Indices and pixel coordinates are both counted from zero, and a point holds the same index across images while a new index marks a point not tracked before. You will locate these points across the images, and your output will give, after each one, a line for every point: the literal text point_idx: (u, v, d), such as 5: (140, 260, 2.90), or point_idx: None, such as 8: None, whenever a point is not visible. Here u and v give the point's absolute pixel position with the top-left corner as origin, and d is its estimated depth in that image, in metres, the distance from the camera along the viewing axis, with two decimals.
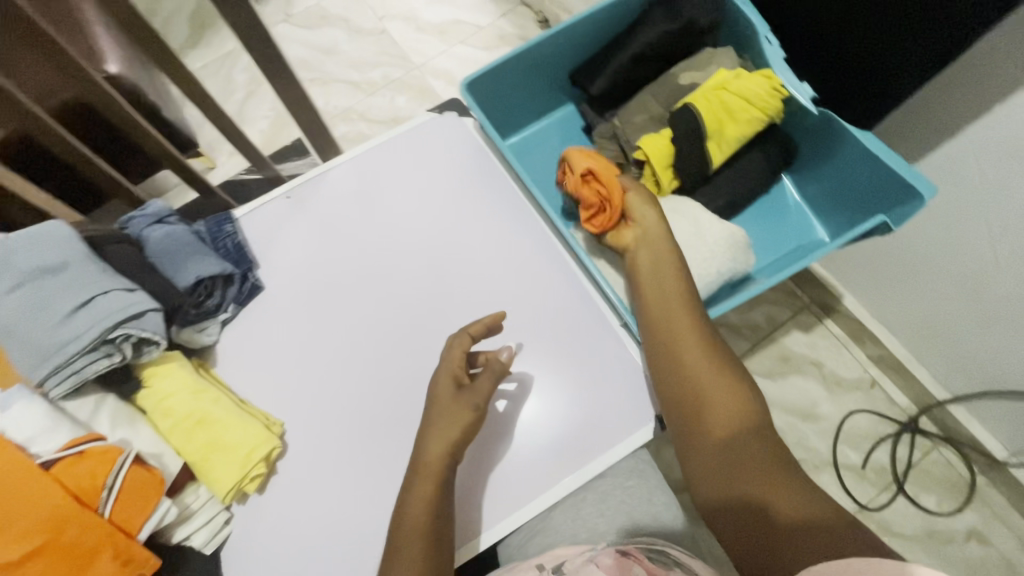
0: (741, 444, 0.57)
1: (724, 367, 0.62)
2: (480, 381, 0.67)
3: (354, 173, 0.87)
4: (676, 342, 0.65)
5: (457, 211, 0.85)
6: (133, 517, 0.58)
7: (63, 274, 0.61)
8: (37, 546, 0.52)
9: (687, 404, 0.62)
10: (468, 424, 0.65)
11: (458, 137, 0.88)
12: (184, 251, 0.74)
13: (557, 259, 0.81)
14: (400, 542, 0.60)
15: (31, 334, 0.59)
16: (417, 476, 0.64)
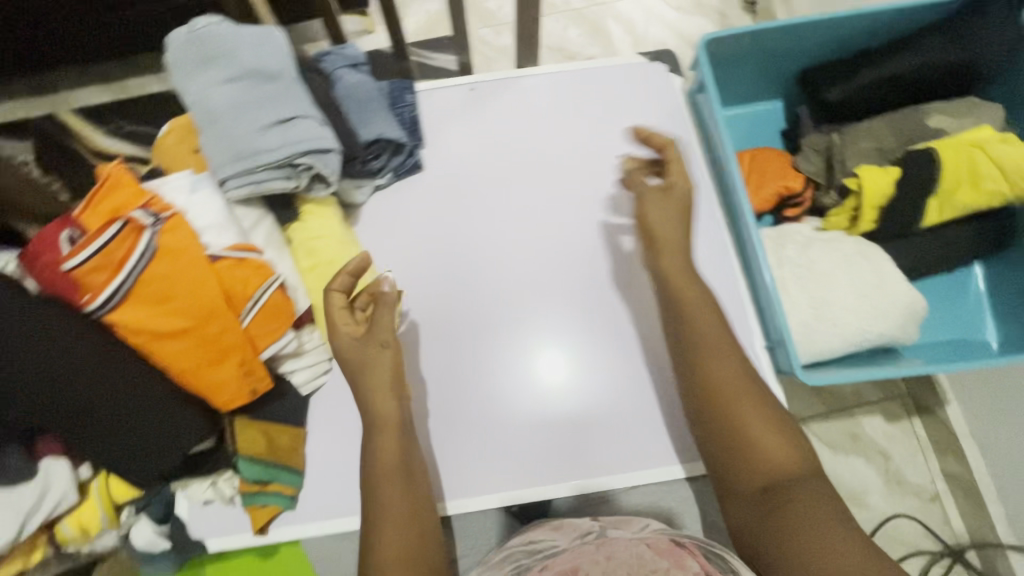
0: (782, 491, 0.52)
1: (772, 417, 0.56)
2: (377, 315, 0.61)
3: (542, 90, 0.83)
4: (710, 379, 0.59)
5: (635, 166, 0.79)
6: (264, 336, 0.59)
7: (275, 84, 0.61)
8: (184, 327, 0.55)
9: (720, 444, 0.57)
10: (389, 367, 0.60)
11: (660, 91, 0.83)
12: (371, 105, 0.72)
13: (721, 251, 0.73)
14: (378, 504, 0.56)
15: (229, 133, 0.59)
16: (377, 428, 0.59)
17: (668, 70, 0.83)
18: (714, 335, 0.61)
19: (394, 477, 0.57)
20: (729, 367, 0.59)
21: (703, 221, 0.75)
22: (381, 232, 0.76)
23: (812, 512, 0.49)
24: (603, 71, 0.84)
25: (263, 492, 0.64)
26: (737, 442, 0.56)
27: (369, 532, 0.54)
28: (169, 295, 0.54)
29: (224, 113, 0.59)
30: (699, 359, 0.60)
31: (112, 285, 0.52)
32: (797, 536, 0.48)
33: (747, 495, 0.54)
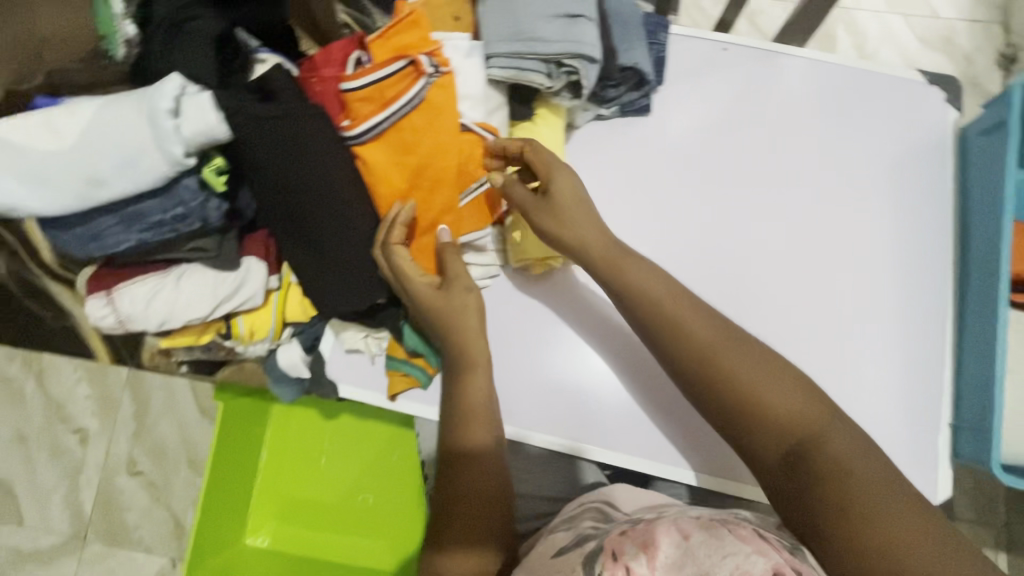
0: (807, 461, 0.45)
1: (750, 353, 0.51)
2: (452, 265, 0.59)
3: (799, 73, 0.76)
4: (718, 366, 0.50)
5: (874, 190, 0.73)
6: (467, 221, 0.60)
7: None
8: (414, 185, 0.57)
9: (733, 418, 0.49)
10: (477, 307, 0.59)
11: (929, 118, 0.74)
12: (634, 29, 0.68)
13: (938, 316, 0.69)
14: (454, 425, 0.57)
15: (519, 11, 0.58)
16: (470, 367, 0.58)
17: (946, 99, 0.74)
18: (678, 307, 0.53)
19: (478, 422, 0.57)
20: (733, 348, 0.51)
21: (924, 275, 0.70)
22: (585, 162, 0.74)
23: (841, 468, 0.43)
24: (873, 77, 0.76)
25: (409, 363, 0.66)
26: (754, 423, 0.48)
27: (444, 461, 0.57)
28: (413, 147, 0.56)
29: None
30: (715, 362, 0.50)
31: (376, 120, 0.55)
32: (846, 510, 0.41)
33: (774, 465, 0.47)
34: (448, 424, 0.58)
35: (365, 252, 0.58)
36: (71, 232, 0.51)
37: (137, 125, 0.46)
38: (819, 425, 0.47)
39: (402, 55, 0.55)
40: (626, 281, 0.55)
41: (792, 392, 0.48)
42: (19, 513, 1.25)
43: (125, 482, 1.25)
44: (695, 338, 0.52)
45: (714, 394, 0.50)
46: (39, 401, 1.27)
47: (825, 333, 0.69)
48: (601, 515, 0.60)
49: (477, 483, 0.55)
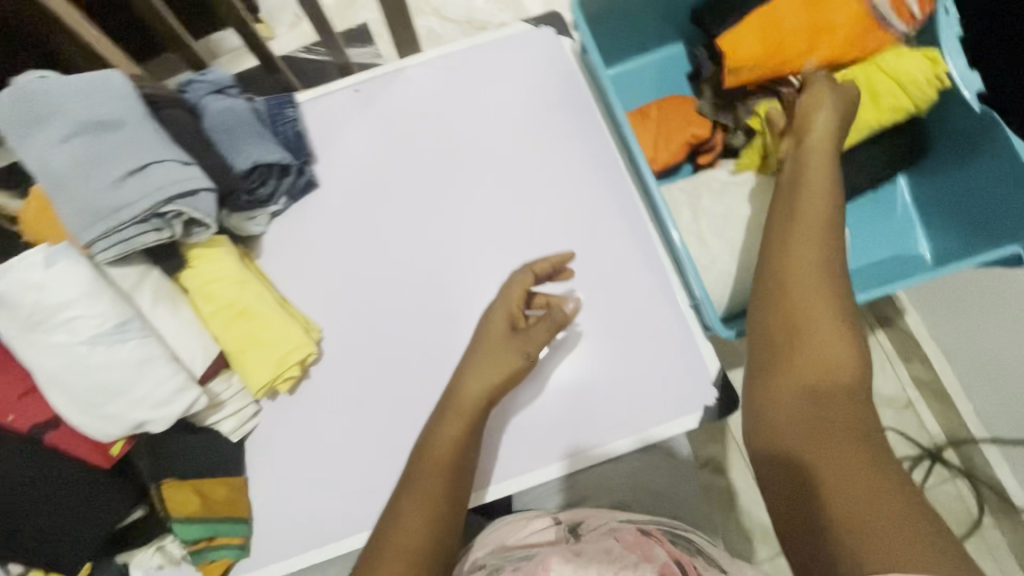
0: (840, 429, 0.43)
1: (817, 259, 0.52)
2: (538, 327, 0.66)
3: (430, 77, 0.79)
4: (807, 316, 0.50)
5: (539, 138, 0.76)
6: (753, 28, 0.69)
7: (119, 133, 0.57)
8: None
9: (779, 349, 0.51)
10: (512, 371, 0.64)
11: (551, 57, 0.79)
12: (244, 129, 0.69)
13: (634, 217, 0.72)
14: (418, 472, 0.60)
15: (83, 191, 0.56)
16: (452, 410, 0.63)
17: (557, 33, 0.79)
18: (808, 255, 0.53)
19: (439, 470, 0.60)
20: (823, 235, 0.54)
21: (614, 185, 0.74)
22: (288, 260, 0.74)
23: (866, 496, 0.38)
24: (489, 46, 0.80)
25: (212, 548, 0.63)
26: (793, 349, 0.50)
27: (411, 482, 0.59)
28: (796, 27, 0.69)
29: (74, 174, 0.55)
30: (794, 248, 0.54)
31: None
32: (832, 481, 0.40)
33: (791, 427, 0.46)
34: (415, 467, 0.61)
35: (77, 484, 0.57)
36: None
37: None
38: (849, 385, 0.47)
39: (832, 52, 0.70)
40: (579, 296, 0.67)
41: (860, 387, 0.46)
42: None
43: None
44: (790, 231, 0.55)
45: (774, 306, 0.52)
46: None
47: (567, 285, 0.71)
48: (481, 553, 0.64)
49: (422, 513, 0.57)
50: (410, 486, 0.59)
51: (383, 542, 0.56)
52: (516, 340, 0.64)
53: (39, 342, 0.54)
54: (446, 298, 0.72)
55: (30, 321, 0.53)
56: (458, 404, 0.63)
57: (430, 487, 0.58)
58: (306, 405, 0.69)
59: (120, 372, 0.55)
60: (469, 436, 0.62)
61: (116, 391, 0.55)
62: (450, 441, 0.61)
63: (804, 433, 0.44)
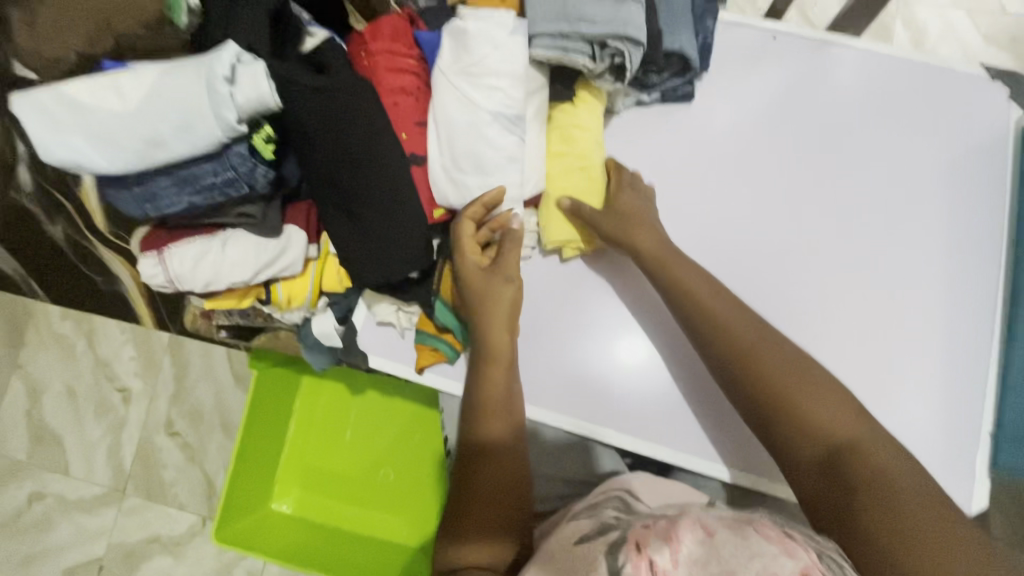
0: (845, 469, 0.48)
1: (759, 327, 0.58)
2: (507, 252, 0.61)
3: (851, 66, 0.74)
4: (751, 352, 0.56)
5: (924, 187, 0.70)
6: None
7: None
8: None
9: (765, 424, 0.54)
10: (511, 299, 0.61)
11: (989, 116, 0.70)
12: (681, 15, 0.68)
13: (981, 323, 0.66)
14: (477, 404, 0.61)
15: None
16: (488, 358, 0.61)
17: (1009, 97, 0.71)
18: (742, 325, 0.58)
19: (499, 378, 0.61)
20: (695, 273, 0.61)
21: (973, 276, 0.67)
22: (623, 150, 0.74)
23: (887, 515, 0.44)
24: (930, 71, 0.72)
25: (439, 336, 0.67)
26: (780, 402, 0.53)
27: (474, 401, 0.61)
28: None
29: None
30: (695, 295, 0.60)
31: None
32: (864, 507, 0.45)
33: (806, 465, 0.51)
34: (473, 408, 0.61)
35: (403, 221, 0.59)
36: (128, 192, 0.54)
37: (197, 90, 0.49)
38: (846, 449, 0.50)
39: None
40: (684, 286, 0.61)
41: (833, 420, 0.51)
42: (65, 464, 1.32)
43: (163, 441, 1.31)
44: (697, 296, 0.60)
45: (741, 387, 0.56)
46: (89, 358, 1.34)
47: (870, 337, 0.67)
48: (604, 502, 0.59)
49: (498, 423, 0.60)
50: (472, 415, 0.61)
51: (463, 499, 0.58)
52: (513, 248, 0.61)
53: (459, 90, 0.57)
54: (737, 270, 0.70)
55: (467, 71, 0.56)
56: (474, 287, 0.61)
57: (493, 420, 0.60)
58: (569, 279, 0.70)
59: (495, 154, 0.58)
60: (511, 388, 0.62)
61: (481, 167, 0.58)
62: (498, 381, 0.61)
63: (847, 487, 0.48)
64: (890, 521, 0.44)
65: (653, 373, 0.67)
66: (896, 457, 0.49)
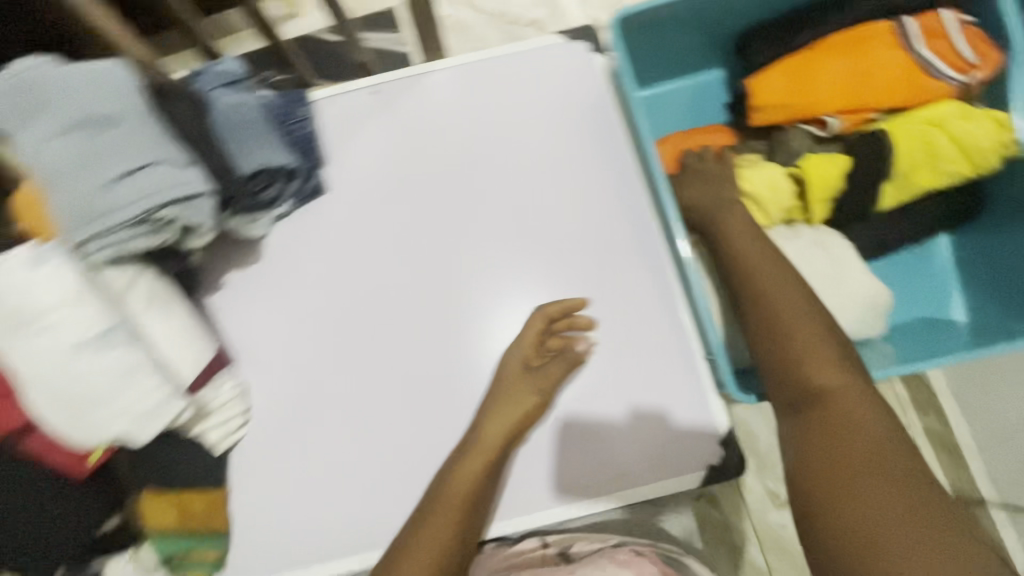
0: (840, 471, 0.49)
1: (829, 356, 0.56)
2: (553, 367, 0.64)
3: (451, 86, 0.75)
4: (802, 359, 0.56)
5: (561, 160, 0.71)
6: (836, 54, 0.65)
7: (115, 130, 0.53)
8: (869, 33, 0.64)
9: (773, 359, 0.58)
10: (528, 410, 0.63)
11: (581, 75, 0.74)
12: (253, 128, 0.65)
13: (655, 260, 0.67)
14: (435, 508, 0.58)
15: (77, 190, 0.52)
16: (470, 451, 0.61)
17: (590, 49, 0.74)
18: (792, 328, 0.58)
19: (456, 507, 0.58)
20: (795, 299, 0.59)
21: (633, 218, 0.68)
22: (286, 266, 0.71)
23: (858, 487, 0.47)
24: (516, 58, 0.75)
25: (186, 561, 0.61)
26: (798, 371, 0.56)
27: (428, 508, 0.59)
28: (873, 74, 0.64)
29: (61, 167, 0.52)
30: (781, 326, 0.58)
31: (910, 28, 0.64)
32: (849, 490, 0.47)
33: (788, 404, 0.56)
34: (433, 501, 0.59)
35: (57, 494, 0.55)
36: None
37: None
38: (861, 460, 0.49)
39: (886, 106, 0.66)
40: (550, 375, 0.64)
41: (864, 466, 0.48)
42: None
43: None
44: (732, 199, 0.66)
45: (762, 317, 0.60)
46: None
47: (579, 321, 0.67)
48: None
49: (436, 546, 0.56)
50: (422, 529, 0.57)
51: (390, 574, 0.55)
52: (490, 481, 0.60)
53: (18, 346, 0.51)
54: (439, 324, 0.69)
55: (14, 323, 0.51)
56: (447, 503, 0.58)
57: (445, 523, 0.57)
58: (298, 418, 0.67)
59: (103, 380, 0.53)
60: (479, 496, 0.60)
61: (100, 400, 0.53)
62: (470, 479, 0.59)
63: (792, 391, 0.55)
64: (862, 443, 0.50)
65: (414, 462, 0.66)
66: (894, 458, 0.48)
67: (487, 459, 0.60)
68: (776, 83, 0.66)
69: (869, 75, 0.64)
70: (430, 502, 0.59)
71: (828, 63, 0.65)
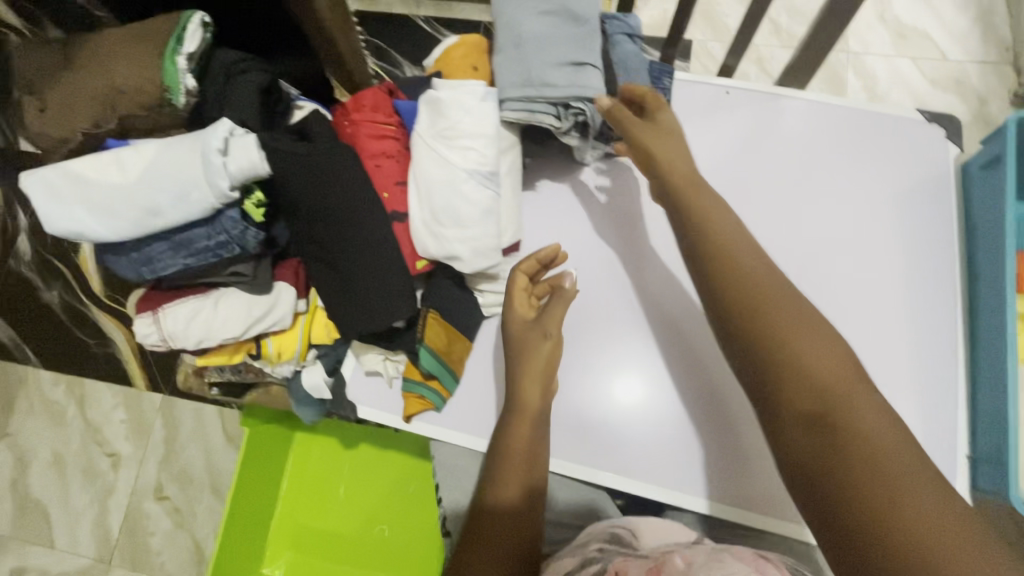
0: (868, 504, 0.39)
1: (842, 359, 0.47)
2: (553, 309, 0.65)
3: (798, 115, 0.80)
4: (853, 409, 0.44)
5: (880, 222, 0.74)
6: None
7: (579, 29, 0.65)
8: None
9: (815, 400, 0.45)
10: (547, 356, 0.63)
11: (928, 157, 0.76)
12: (640, 77, 0.74)
13: (944, 351, 0.69)
14: (502, 464, 0.60)
15: (531, 59, 0.63)
16: (517, 415, 0.62)
17: (946, 137, 0.77)
18: (820, 348, 0.48)
19: (520, 460, 0.60)
20: (754, 264, 0.53)
21: (935, 303, 0.71)
22: None
23: (935, 546, 0.37)
24: (869, 116, 0.79)
25: (424, 384, 0.68)
26: (835, 399, 0.44)
27: (492, 466, 0.61)
28: None
29: (528, 41, 0.64)
30: (785, 368, 0.47)
31: None
32: (911, 534, 0.37)
33: (791, 423, 0.46)
34: (497, 457, 0.61)
35: (388, 275, 0.61)
36: (126, 257, 0.58)
37: (192, 163, 0.53)
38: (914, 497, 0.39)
39: None
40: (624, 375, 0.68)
41: (921, 502, 0.39)
42: (50, 535, 1.30)
43: (150, 507, 1.29)
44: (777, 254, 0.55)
45: (781, 372, 0.47)
46: (77, 425, 1.35)
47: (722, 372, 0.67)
48: (598, 535, 0.64)
49: (512, 511, 0.58)
50: (493, 480, 0.60)
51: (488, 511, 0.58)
52: (539, 434, 0.62)
53: (437, 152, 0.61)
54: None
55: (444, 136, 0.61)
56: (507, 463, 0.60)
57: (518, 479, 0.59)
58: None
59: (474, 211, 0.62)
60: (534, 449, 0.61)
61: (464, 224, 0.62)
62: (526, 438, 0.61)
63: (815, 425, 0.44)
64: (866, 453, 0.41)
65: None
66: (928, 490, 0.39)
67: (530, 420, 0.62)
68: None
69: None
70: (494, 459, 0.61)
71: None
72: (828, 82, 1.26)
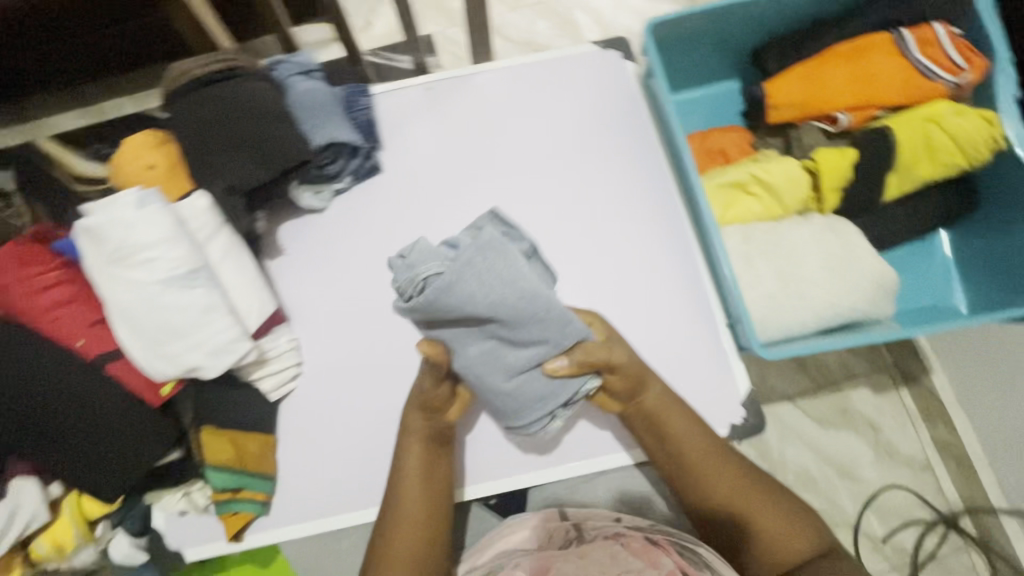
0: (760, 538, 0.60)
1: (686, 421, 0.63)
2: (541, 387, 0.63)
3: (496, 84, 0.83)
4: (669, 437, 0.63)
5: (594, 151, 0.79)
6: (847, 59, 0.74)
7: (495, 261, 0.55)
8: (877, 43, 0.73)
9: (677, 465, 0.63)
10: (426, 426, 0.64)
11: (615, 80, 0.83)
12: (324, 109, 0.73)
13: (683, 239, 0.74)
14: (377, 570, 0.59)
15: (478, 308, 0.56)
16: (398, 524, 0.61)
17: (622, 57, 0.84)
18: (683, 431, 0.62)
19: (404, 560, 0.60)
20: (692, 438, 0.63)
21: (662, 202, 0.76)
22: (335, 235, 0.77)
23: (795, 545, 0.59)
24: (555, 63, 0.84)
25: (235, 499, 0.65)
26: (701, 463, 0.62)
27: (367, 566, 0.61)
28: (871, 76, 0.73)
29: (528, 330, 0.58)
30: (666, 430, 0.63)
31: (904, 41, 0.72)
32: (747, 523, 0.60)
33: (663, 467, 0.64)
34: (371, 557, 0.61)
35: (121, 421, 0.58)
36: None
37: None
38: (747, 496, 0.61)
39: (890, 104, 0.73)
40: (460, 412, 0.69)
41: (799, 529, 0.60)
42: None
43: None
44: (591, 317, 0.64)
45: (640, 427, 0.64)
46: None
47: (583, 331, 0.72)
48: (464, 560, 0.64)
49: None
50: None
51: None
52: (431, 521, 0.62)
53: (120, 275, 0.57)
54: None
55: (115, 258, 0.57)
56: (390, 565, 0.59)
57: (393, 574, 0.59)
58: (345, 375, 0.72)
59: (186, 315, 0.58)
60: (427, 550, 0.61)
61: (183, 331, 0.58)
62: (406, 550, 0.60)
63: (657, 457, 0.64)
64: (717, 472, 0.62)
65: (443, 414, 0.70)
66: (768, 508, 0.61)
67: (418, 516, 0.62)
68: (789, 87, 0.74)
69: (872, 74, 0.73)
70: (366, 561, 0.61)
71: (840, 69, 0.73)
72: (559, 31, 1.33)
